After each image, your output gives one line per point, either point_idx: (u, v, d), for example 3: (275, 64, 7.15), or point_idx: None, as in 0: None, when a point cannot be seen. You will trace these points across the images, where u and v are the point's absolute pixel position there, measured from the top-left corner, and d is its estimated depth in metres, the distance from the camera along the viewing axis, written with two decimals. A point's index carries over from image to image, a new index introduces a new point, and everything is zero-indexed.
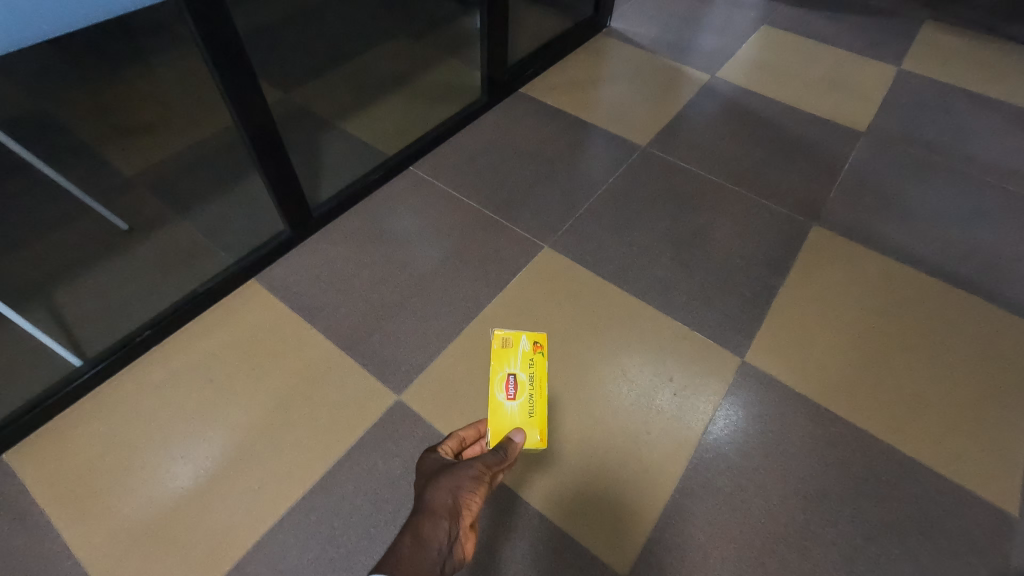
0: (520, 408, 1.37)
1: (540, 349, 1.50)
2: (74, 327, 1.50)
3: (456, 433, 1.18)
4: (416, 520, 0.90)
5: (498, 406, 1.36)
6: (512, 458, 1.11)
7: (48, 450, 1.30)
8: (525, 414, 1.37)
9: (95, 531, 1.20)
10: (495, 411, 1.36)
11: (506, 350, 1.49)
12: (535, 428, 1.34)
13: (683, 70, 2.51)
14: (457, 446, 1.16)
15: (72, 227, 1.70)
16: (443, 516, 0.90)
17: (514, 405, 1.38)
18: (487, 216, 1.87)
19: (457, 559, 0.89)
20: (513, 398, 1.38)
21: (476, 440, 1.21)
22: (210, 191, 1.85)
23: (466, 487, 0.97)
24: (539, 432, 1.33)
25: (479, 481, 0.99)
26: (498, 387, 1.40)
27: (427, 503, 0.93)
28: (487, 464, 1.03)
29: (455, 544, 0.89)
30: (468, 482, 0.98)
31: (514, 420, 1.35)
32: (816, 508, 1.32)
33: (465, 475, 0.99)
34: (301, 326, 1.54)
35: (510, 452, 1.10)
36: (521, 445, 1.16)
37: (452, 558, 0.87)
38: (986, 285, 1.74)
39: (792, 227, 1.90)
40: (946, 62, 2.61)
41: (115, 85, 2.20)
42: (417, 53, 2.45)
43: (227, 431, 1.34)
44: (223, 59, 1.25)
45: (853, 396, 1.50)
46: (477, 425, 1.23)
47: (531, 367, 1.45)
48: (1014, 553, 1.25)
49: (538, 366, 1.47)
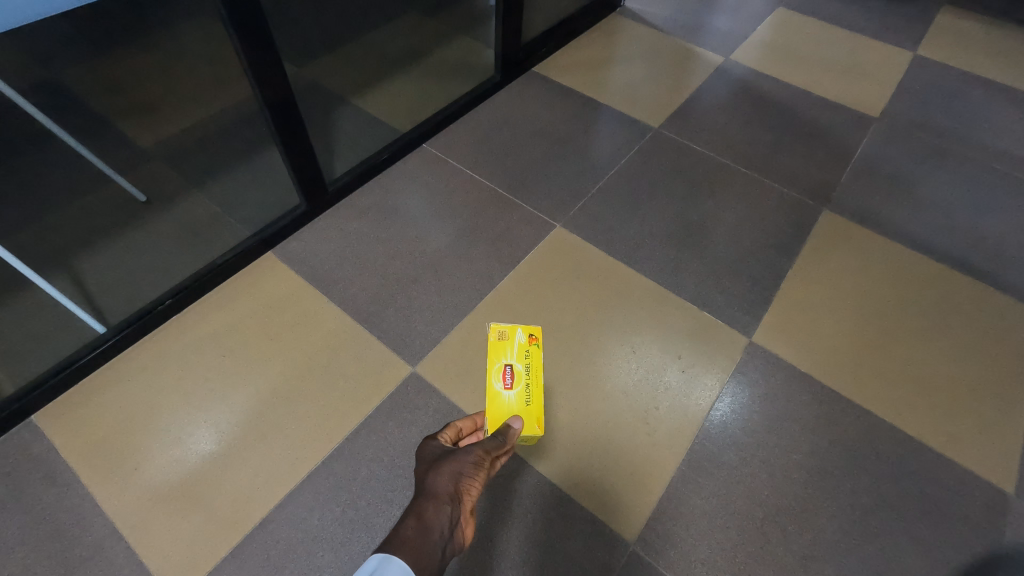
0: (517, 398, 1.34)
1: (536, 341, 1.47)
2: (100, 299, 1.60)
3: (453, 424, 1.16)
4: (420, 504, 0.86)
5: (495, 395, 1.33)
6: (511, 445, 1.08)
7: (77, 414, 1.40)
8: (522, 403, 1.33)
9: (123, 490, 1.29)
10: (491, 400, 1.33)
11: (502, 343, 1.46)
12: (534, 418, 1.30)
13: (696, 52, 2.53)
14: (455, 435, 1.14)
15: (100, 201, 1.79)
16: (446, 499, 0.87)
17: (511, 394, 1.34)
18: (500, 196, 1.92)
19: (456, 546, 0.85)
20: (510, 387, 1.35)
21: (472, 431, 1.20)
22: (229, 168, 1.94)
23: (468, 472, 0.94)
24: (537, 422, 1.30)
25: (479, 467, 0.96)
26: (495, 377, 1.37)
27: (430, 487, 0.89)
28: (487, 450, 1.00)
29: (456, 529, 0.86)
30: (469, 467, 0.95)
31: (512, 409, 1.32)
32: (818, 484, 1.36)
33: (465, 461, 0.95)
34: (320, 301, 1.62)
35: (509, 438, 1.08)
36: (520, 433, 1.14)
37: (452, 543, 0.84)
38: (992, 272, 1.77)
39: (801, 210, 1.92)
40: (963, 50, 2.60)
41: (138, 61, 2.26)
42: (431, 30, 2.51)
43: (247, 400, 1.43)
44: (251, 38, 1.35)
45: (855, 376, 1.53)
46: (474, 417, 1.22)
47: (527, 357, 1.42)
48: (1009, 529, 1.29)
49: (534, 357, 1.44)
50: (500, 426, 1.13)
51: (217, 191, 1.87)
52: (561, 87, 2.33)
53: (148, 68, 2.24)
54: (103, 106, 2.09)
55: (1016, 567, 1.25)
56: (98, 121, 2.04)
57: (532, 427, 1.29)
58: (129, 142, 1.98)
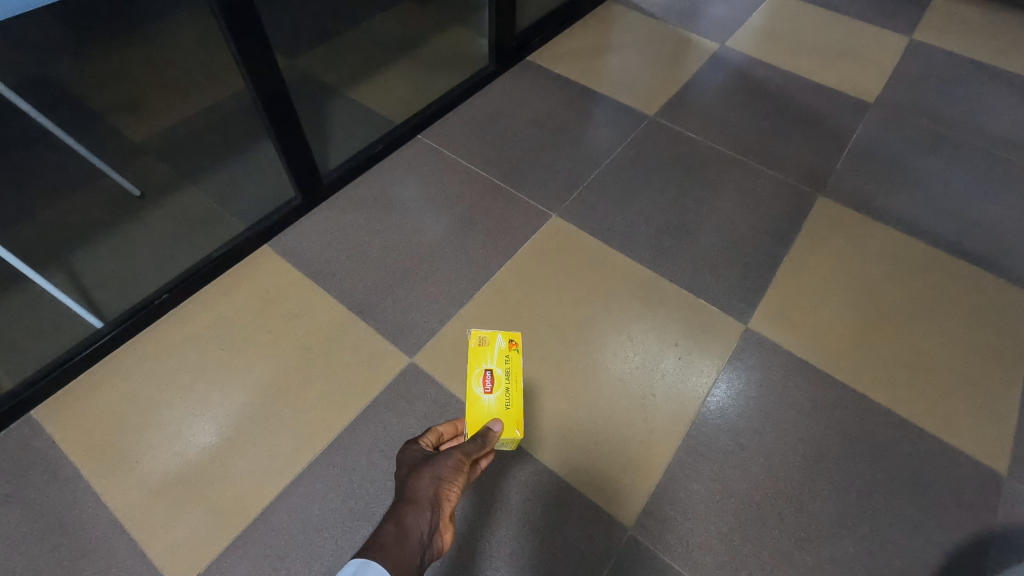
0: (497, 402, 1.29)
1: (517, 345, 1.41)
2: (95, 293, 1.60)
3: (433, 428, 1.14)
4: (399, 509, 0.85)
5: (475, 400, 1.29)
6: (491, 447, 1.09)
7: (76, 409, 1.40)
8: (503, 407, 1.29)
9: (124, 484, 1.30)
10: (471, 405, 1.29)
11: (482, 348, 1.40)
12: (514, 422, 1.26)
13: (692, 39, 2.52)
14: (435, 440, 1.11)
15: (93, 196, 1.78)
16: (426, 505, 0.87)
17: (491, 399, 1.30)
18: (496, 186, 1.92)
19: (434, 552, 0.85)
20: (490, 391, 1.30)
21: (454, 435, 1.17)
22: (223, 160, 1.93)
23: (447, 477, 0.94)
24: (517, 426, 1.25)
25: (459, 470, 0.97)
26: (475, 382, 1.32)
27: (409, 492, 0.89)
28: (467, 453, 1.01)
29: (435, 534, 0.85)
30: (449, 471, 0.95)
31: (492, 413, 1.27)
32: (813, 467, 1.37)
33: (445, 464, 0.96)
34: (317, 293, 1.62)
35: (489, 440, 1.09)
36: (500, 435, 1.14)
37: (431, 549, 0.83)
38: (987, 257, 1.77)
39: (797, 197, 1.93)
40: (959, 34, 2.59)
41: (130, 55, 2.24)
42: (425, 20, 2.49)
43: (245, 393, 1.43)
44: (242, 31, 1.34)
45: (851, 360, 1.54)
46: (454, 421, 1.20)
47: (507, 362, 1.37)
48: (1001, 509, 1.31)
49: (516, 362, 1.38)
50: (481, 429, 1.14)
51: (212, 185, 1.86)
52: (556, 76, 2.32)
53: (140, 61, 2.23)
54: (95, 100, 2.08)
55: (1008, 546, 1.26)
56: (90, 115, 2.03)
57: (512, 431, 1.25)
58: (122, 137, 1.97)
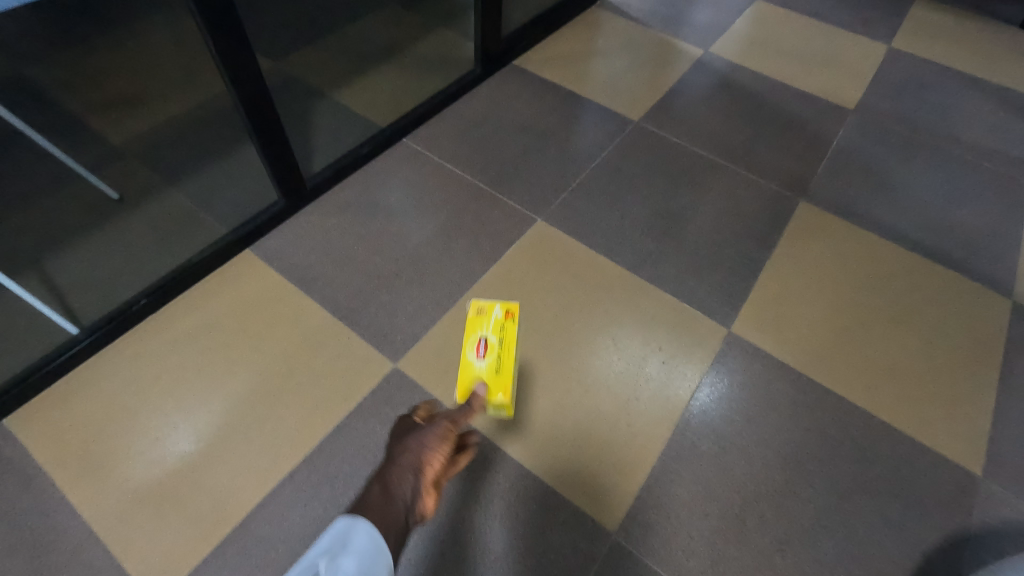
0: (487, 366, 1.46)
1: (512, 316, 1.56)
2: (71, 299, 1.57)
3: (427, 401, 1.33)
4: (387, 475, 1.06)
5: (467, 363, 1.46)
6: (477, 410, 1.28)
7: (50, 417, 1.37)
8: (492, 371, 1.45)
9: (100, 493, 1.28)
10: (464, 368, 1.47)
11: (480, 317, 1.56)
12: (500, 387, 1.41)
13: (677, 44, 2.54)
14: (427, 411, 1.31)
15: (71, 199, 1.75)
16: (409, 472, 1.07)
17: (482, 363, 1.47)
18: (481, 190, 1.92)
19: (419, 514, 1.05)
20: (482, 357, 1.47)
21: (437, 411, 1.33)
22: (204, 163, 1.91)
23: (430, 447, 1.13)
24: (502, 392, 1.40)
25: (442, 440, 1.15)
26: (469, 347, 1.50)
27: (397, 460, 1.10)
28: (450, 424, 1.18)
29: (418, 498, 1.05)
30: (431, 442, 1.14)
31: (481, 375, 1.45)
32: (794, 470, 1.38)
33: (429, 436, 1.14)
34: (299, 298, 1.61)
35: (475, 404, 1.28)
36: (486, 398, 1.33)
37: (414, 511, 1.02)
38: (963, 261, 1.81)
39: (779, 202, 1.95)
40: (937, 42, 2.65)
41: (109, 56, 2.21)
42: (411, 23, 2.49)
43: (225, 399, 1.41)
44: (224, 33, 1.33)
45: (831, 364, 1.57)
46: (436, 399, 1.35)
47: (501, 330, 1.52)
48: (977, 510, 1.33)
49: (509, 331, 1.53)
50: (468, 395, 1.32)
51: (193, 188, 1.84)
52: (542, 80, 2.33)
53: (120, 62, 2.19)
54: (74, 101, 2.04)
55: (983, 545, 1.29)
56: (68, 117, 1.99)
57: (498, 395, 1.40)
58: (101, 139, 1.94)
